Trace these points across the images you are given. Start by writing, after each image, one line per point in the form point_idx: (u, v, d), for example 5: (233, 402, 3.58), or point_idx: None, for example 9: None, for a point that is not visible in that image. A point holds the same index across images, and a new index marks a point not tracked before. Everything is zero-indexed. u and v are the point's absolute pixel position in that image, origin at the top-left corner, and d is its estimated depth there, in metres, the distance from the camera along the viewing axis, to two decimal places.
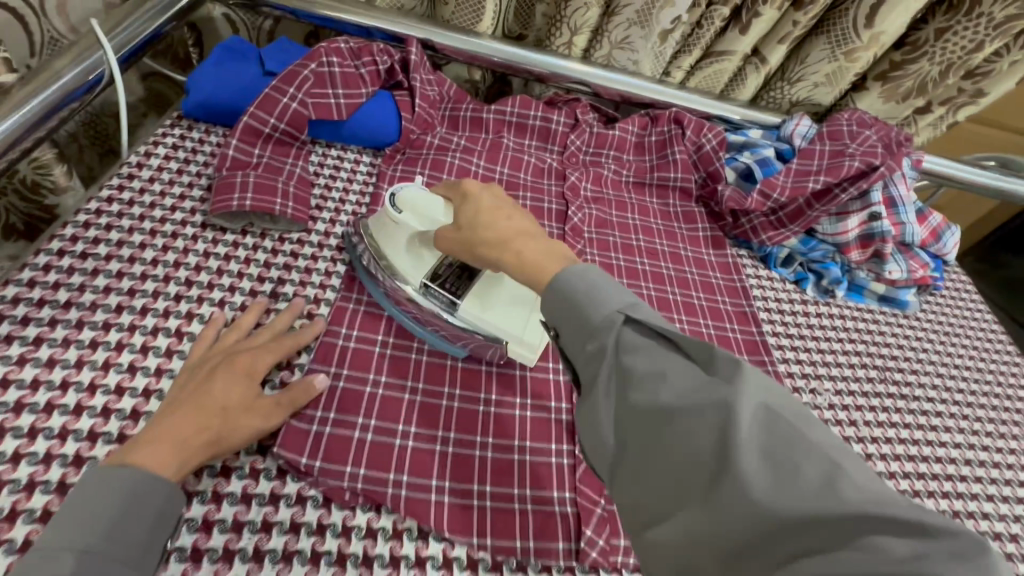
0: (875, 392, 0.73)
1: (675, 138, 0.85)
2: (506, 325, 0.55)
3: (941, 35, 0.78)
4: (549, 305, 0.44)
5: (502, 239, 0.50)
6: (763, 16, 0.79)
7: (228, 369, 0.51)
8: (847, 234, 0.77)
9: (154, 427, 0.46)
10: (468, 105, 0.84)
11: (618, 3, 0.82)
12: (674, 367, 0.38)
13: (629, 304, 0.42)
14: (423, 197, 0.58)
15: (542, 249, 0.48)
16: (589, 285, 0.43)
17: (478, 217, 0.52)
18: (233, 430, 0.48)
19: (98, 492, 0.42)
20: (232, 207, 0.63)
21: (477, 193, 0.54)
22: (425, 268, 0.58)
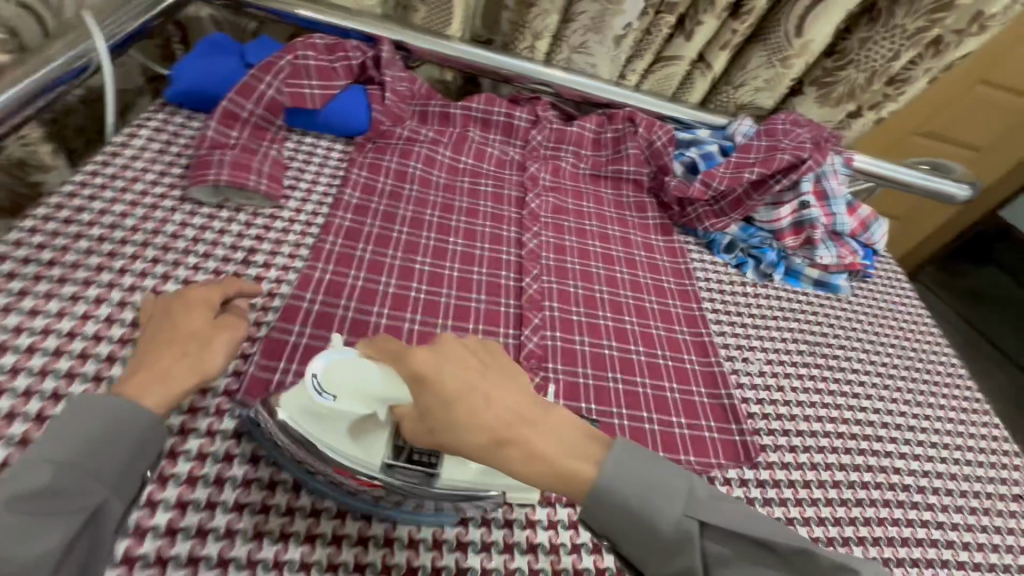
0: (802, 362, 0.79)
1: (628, 135, 0.93)
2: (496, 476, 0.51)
3: (864, 44, 0.87)
4: (607, 525, 0.45)
5: (499, 439, 0.43)
6: (705, 24, 0.87)
7: (184, 303, 0.54)
8: (781, 221, 0.84)
9: (133, 371, 0.49)
10: (437, 101, 0.91)
11: (575, 10, 0.90)
12: (763, 572, 0.43)
13: (685, 507, 0.45)
14: (356, 366, 0.48)
15: (549, 436, 0.44)
16: (644, 489, 0.44)
17: (456, 411, 0.43)
18: (209, 351, 0.52)
19: (82, 420, 0.44)
20: (209, 180, 0.68)
21: (436, 373, 0.44)
22: (383, 447, 0.50)
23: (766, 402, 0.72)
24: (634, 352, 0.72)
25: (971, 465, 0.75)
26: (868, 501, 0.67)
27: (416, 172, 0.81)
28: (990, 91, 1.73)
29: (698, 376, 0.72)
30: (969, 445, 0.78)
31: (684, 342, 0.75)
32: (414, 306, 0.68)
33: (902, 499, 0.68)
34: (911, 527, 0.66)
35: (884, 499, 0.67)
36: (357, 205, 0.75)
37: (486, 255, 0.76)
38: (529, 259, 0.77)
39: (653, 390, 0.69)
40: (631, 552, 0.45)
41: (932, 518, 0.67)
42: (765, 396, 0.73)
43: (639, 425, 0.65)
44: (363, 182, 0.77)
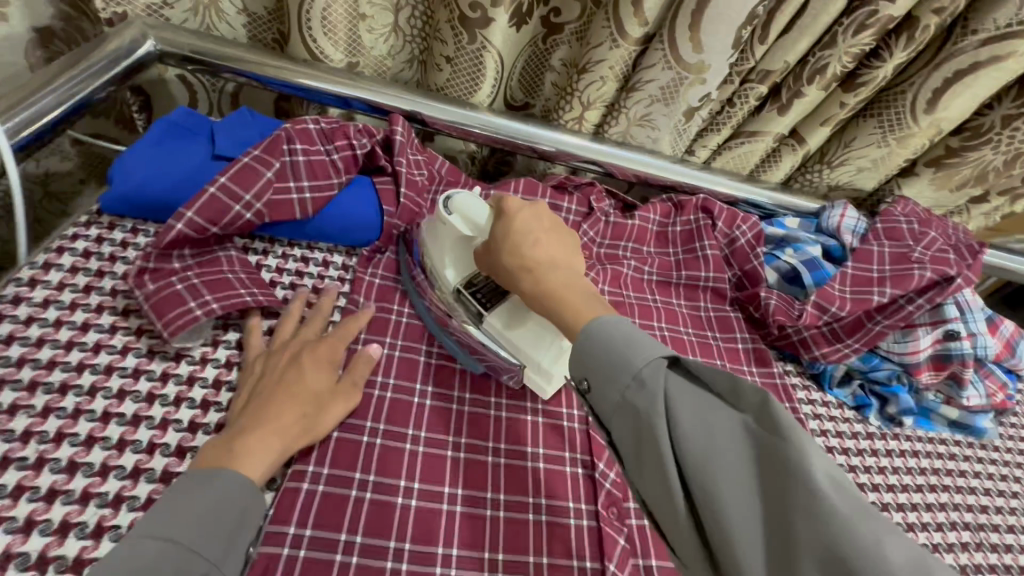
0: (973, 565, 0.60)
1: (703, 230, 0.73)
2: (530, 355, 0.53)
3: (1008, 122, 0.68)
4: (583, 360, 0.41)
5: (525, 265, 0.48)
6: (806, 97, 0.68)
7: (313, 357, 0.52)
8: (919, 354, 0.64)
9: (250, 415, 0.47)
10: (463, 187, 0.71)
11: (640, 78, 0.71)
12: (721, 418, 0.37)
13: (662, 347, 0.40)
14: (476, 202, 0.54)
15: (566, 279, 0.47)
16: (626, 335, 0.41)
17: (510, 238, 0.49)
18: (322, 414, 0.50)
19: (196, 492, 0.41)
20: (196, 318, 0.51)
21: (519, 212, 0.51)
22: (462, 273, 0.56)
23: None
24: None
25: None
26: None
27: None
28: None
29: None
30: None
31: None
32: (448, 534, 0.49)
33: None
34: None
35: None
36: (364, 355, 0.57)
37: (540, 422, 0.57)
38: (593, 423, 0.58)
39: None
40: (598, 394, 0.41)
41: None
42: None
43: None
44: (381, 320, 0.60)
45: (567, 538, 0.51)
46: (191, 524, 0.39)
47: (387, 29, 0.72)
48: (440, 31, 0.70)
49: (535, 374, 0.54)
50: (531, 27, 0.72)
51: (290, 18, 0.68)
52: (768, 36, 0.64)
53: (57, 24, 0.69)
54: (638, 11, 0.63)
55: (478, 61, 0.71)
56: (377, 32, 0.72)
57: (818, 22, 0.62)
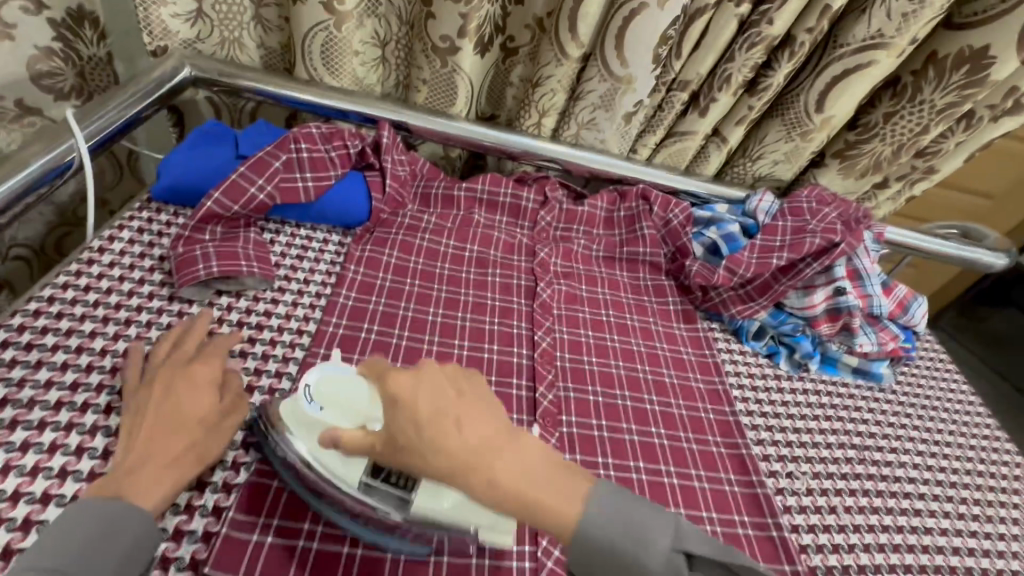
0: (853, 474, 0.71)
1: (642, 214, 0.87)
2: (473, 521, 0.46)
3: (890, 119, 0.82)
4: (593, 560, 0.42)
5: (465, 468, 0.40)
6: (719, 101, 0.83)
7: (190, 381, 0.54)
8: (815, 308, 0.77)
9: (128, 462, 0.47)
10: (440, 182, 0.86)
11: (583, 89, 0.86)
12: None
13: (670, 532, 0.43)
14: (348, 382, 0.52)
15: (514, 466, 0.41)
16: (626, 517, 0.42)
17: (432, 434, 0.40)
18: (213, 438, 0.52)
19: (85, 523, 0.42)
20: (199, 277, 0.63)
21: (420, 386, 0.42)
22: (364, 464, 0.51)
23: (824, 528, 0.64)
24: (664, 475, 0.64)
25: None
26: None
27: (417, 267, 0.76)
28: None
29: (739, 499, 0.64)
30: None
31: (719, 456, 0.67)
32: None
33: None
34: None
35: None
36: (353, 308, 0.69)
37: (495, 357, 0.70)
38: (544, 363, 0.70)
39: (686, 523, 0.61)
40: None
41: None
42: (818, 521, 0.65)
43: None
44: (359, 281, 0.72)
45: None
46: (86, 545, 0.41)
47: (375, 60, 0.91)
48: (418, 59, 0.87)
49: (490, 535, 0.47)
50: (493, 54, 0.89)
51: (296, 50, 0.86)
52: (681, 52, 0.79)
53: (57, 45, 0.79)
54: (575, 36, 0.78)
55: (451, 80, 0.87)
56: (368, 63, 0.90)
57: (719, 40, 0.77)
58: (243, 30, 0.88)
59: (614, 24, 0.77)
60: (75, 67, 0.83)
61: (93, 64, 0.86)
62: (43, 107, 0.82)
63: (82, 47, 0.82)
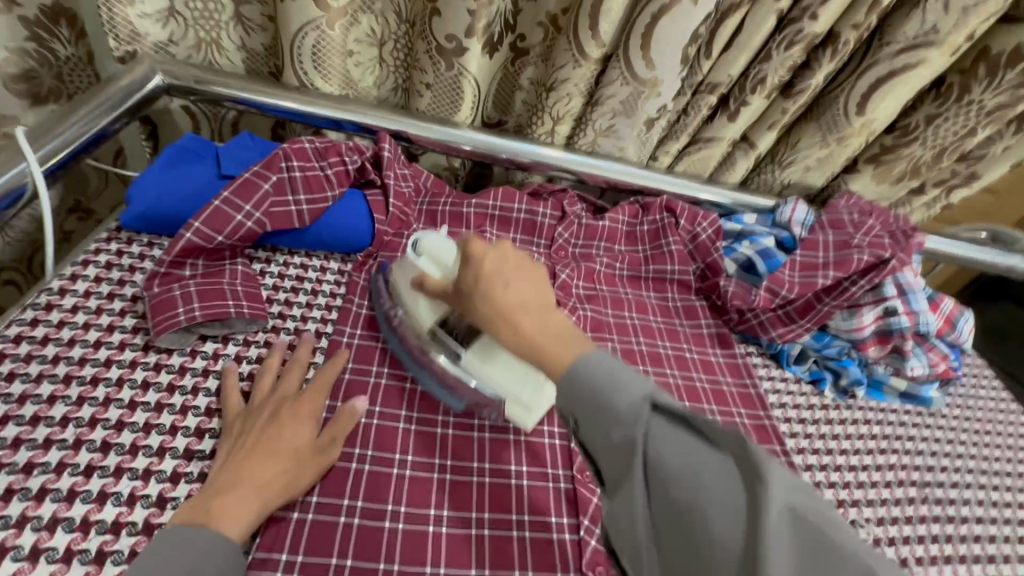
0: (919, 517, 0.65)
1: (668, 228, 0.80)
2: (505, 389, 0.57)
3: (932, 121, 0.75)
4: (570, 400, 0.41)
5: (500, 312, 0.46)
6: (751, 105, 0.76)
7: (291, 412, 0.52)
8: (863, 330, 0.71)
9: (221, 482, 0.47)
10: (448, 199, 0.79)
11: (602, 94, 0.79)
12: (704, 462, 0.36)
13: (650, 388, 0.40)
14: (449, 244, 0.58)
15: (539, 323, 0.46)
16: (611, 371, 0.41)
17: (483, 284, 0.48)
18: (302, 473, 0.50)
19: (173, 554, 0.42)
20: (179, 323, 0.55)
21: (489, 252, 0.50)
22: (436, 314, 0.58)
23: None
24: None
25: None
26: None
27: None
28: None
29: None
30: None
31: None
32: (440, 499, 0.54)
33: None
34: None
35: None
36: (360, 347, 0.62)
37: None
38: None
39: None
40: (586, 433, 0.40)
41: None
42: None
43: None
44: (368, 317, 0.64)
45: (546, 496, 0.56)
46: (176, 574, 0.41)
47: (372, 62, 0.82)
48: (420, 61, 0.79)
49: (514, 408, 0.58)
50: (501, 55, 0.81)
51: (283, 53, 0.77)
52: (712, 51, 0.72)
53: (32, 45, 0.72)
54: (595, 35, 0.71)
55: (457, 85, 0.79)
56: (363, 65, 0.82)
57: (754, 39, 0.70)
58: (222, 30, 0.79)
59: (639, 22, 0.69)
60: (52, 69, 0.75)
61: (71, 65, 0.77)
62: (18, 115, 0.75)
63: (59, 47, 0.74)
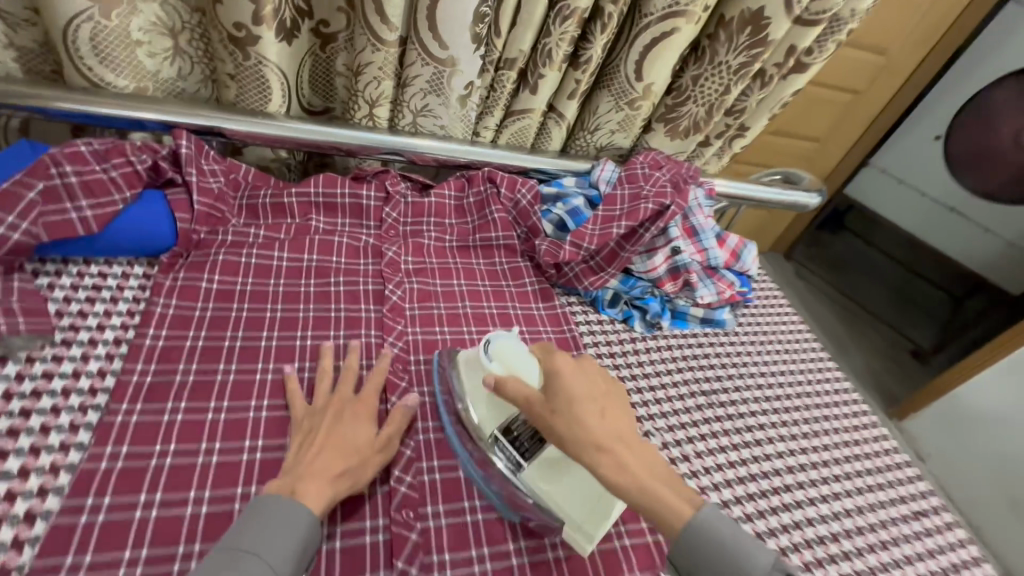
0: (703, 419, 0.77)
1: (491, 198, 0.86)
2: (565, 510, 0.56)
3: (697, 81, 0.87)
4: (695, 558, 0.49)
5: (598, 444, 0.51)
6: (547, 77, 0.84)
7: (355, 413, 0.58)
8: (657, 270, 0.82)
9: (302, 467, 0.52)
10: (267, 190, 0.78)
11: (408, 75, 0.82)
12: None
13: (776, 558, 0.50)
14: (522, 351, 0.61)
15: (639, 460, 0.52)
16: (734, 534, 0.50)
17: (579, 411, 0.53)
18: (365, 468, 0.55)
19: (271, 519, 0.47)
20: None
21: (580, 374, 0.56)
22: (501, 420, 0.59)
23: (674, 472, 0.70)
24: None
25: (879, 498, 0.77)
26: (780, 551, 0.67)
27: (244, 290, 0.68)
28: (843, 95, 1.77)
29: None
30: (871, 470, 0.81)
31: None
32: (246, 475, 0.53)
33: (810, 538, 0.70)
34: (823, 568, 0.67)
35: (793, 542, 0.68)
36: (164, 348, 0.60)
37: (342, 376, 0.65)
38: (395, 370, 0.67)
39: None
40: None
41: (854, 574, 0.68)
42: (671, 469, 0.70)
43: (541, 557, 0.58)
44: (175, 316, 0.63)
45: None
46: (258, 543, 0.45)
47: (168, 52, 0.78)
48: (216, 51, 0.76)
49: (575, 532, 0.56)
50: (304, 40, 0.81)
51: (58, 50, 0.70)
52: (500, 29, 0.78)
53: None
54: (384, 19, 0.73)
55: (260, 75, 0.78)
56: (158, 56, 0.78)
57: (534, 16, 0.77)
58: None
59: (422, 2, 0.73)
60: None
61: None
62: None
63: None
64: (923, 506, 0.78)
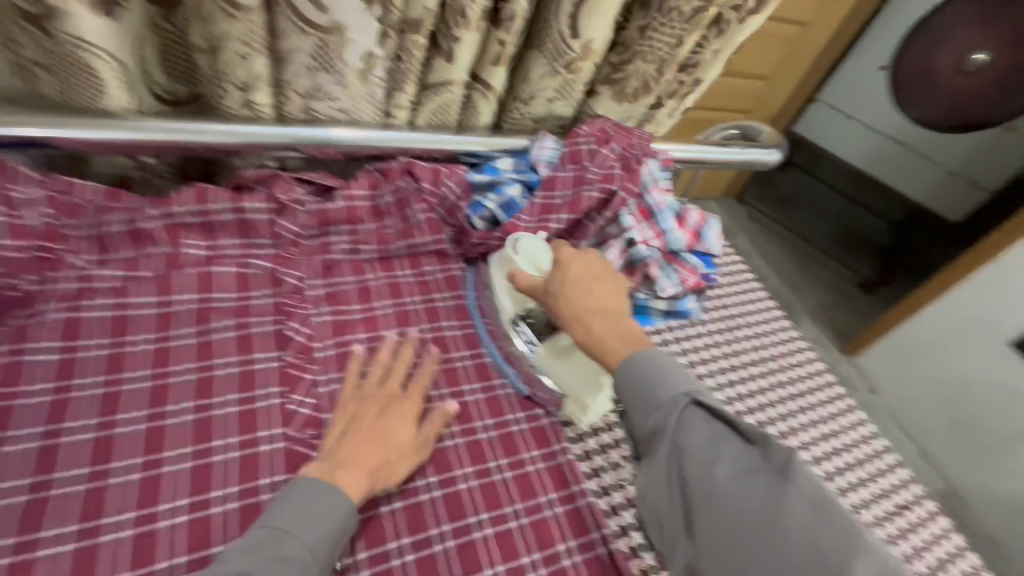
0: None
1: (411, 195, 0.71)
2: (569, 386, 0.63)
3: (644, 33, 0.74)
4: (629, 391, 0.50)
5: (579, 316, 0.55)
6: (463, 41, 0.68)
7: (400, 410, 0.55)
8: (612, 266, 0.72)
9: (342, 457, 0.50)
10: (118, 214, 0.59)
11: (284, 47, 0.64)
12: (721, 444, 0.46)
13: (688, 384, 0.50)
14: (544, 246, 0.65)
15: (610, 330, 0.55)
16: (659, 369, 0.51)
17: (566, 285, 0.57)
18: (401, 463, 0.53)
19: (310, 496, 0.46)
20: None
21: (580, 260, 0.60)
22: (519, 305, 0.67)
23: None
24: (474, 528, 0.54)
25: (862, 497, 0.72)
26: None
27: (94, 357, 0.54)
28: (793, 29, 1.66)
29: (564, 522, 0.57)
30: (850, 464, 0.75)
31: (537, 476, 0.59)
32: None
33: None
34: None
35: None
36: None
37: (234, 458, 0.51)
38: (303, 435, 0.54)
39: None
40: (632, 417, 0.50)
41: None
42: None
43: None
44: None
45: None
46: (292, 524, 0.44)
47: None
48: (12, 31, 0.57)
49: (577, 407, 0.63)
50: (137, 8, 0.61)
51: None
52: None
53: None
54: None
55: (84, 63, 0.59)
56: None
57: None
58: None
59: None
60: None
61: None
62: None
63: None
64: (908, 498, 0.74)
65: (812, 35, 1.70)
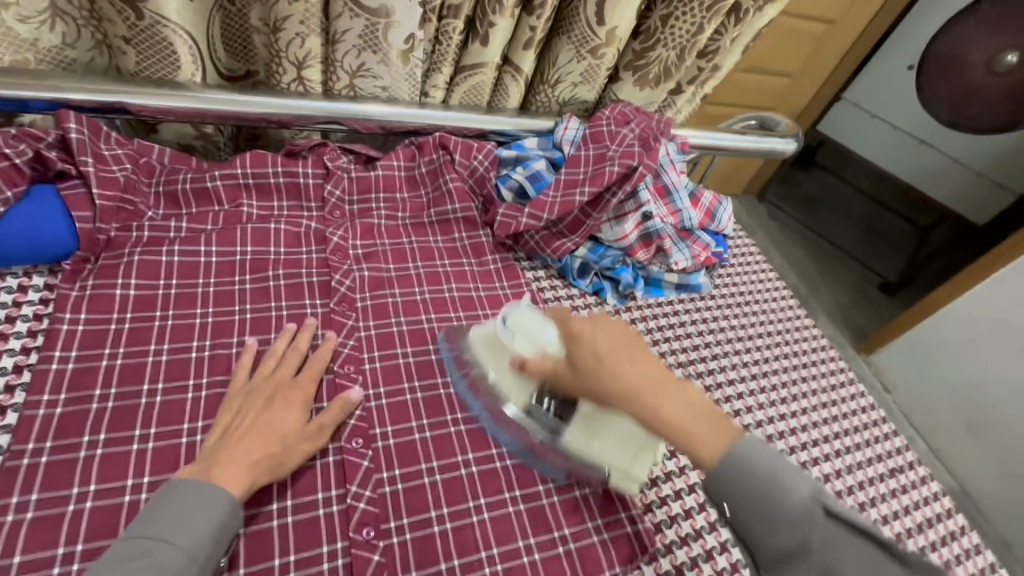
0: None
1: (444, 166, 0.78)
2: (612, 461, 0.58)
3: (666, 21, 0.78)
4: (737, 491, 0.45)
5: (638, 394, 0.49)
6: (498, 25, 0.74)
7: (287, 399, 0.55)
8: (628, 237, 0.77)
9: (223, 455, 0.49)
10: (185, 174, 0.68)
11: (337, 29, 0.71)
12: (867, 561, 0.41)
13: (811, 487, 0.45)
14: (540, 320, 0.60)
15: (677, 405, 0.49)
16: (773, 468, 0.46)
17: (603, 363, 0.51)
18: (292, 455, 0.52)
19: (184, 502, 0.45)
20: None
21: (604, 326, 0.53)
22: (525, 394, 0.60)
23: None
24: (495, 458, 0.60)
25: (856, 460, 0.77)
26: None
27: (167, 295, 0.61)
28: (820, 26, 1.67)
29: None
30: (847, 430, 0.80)
31: None
32: None
33: None
34: None
35: None
36: (77, 371, 0.53)
37: None
38: (344, 371, 0.61)
39: (525, 504, 0.58)
40: (751, 528, 0.45)
41: None
42: None
43: (516, 563, 0.55)
44: (88, 333, 0.55)
45: (310, 476, 0.54)
46: (169, 530, 0.44)
47: (44, 15, 0.64)
48: (101, 9, 0.64)
49: (624, 480, 0.59)
50: None
51: None
52: None
53: None
54: None
55: (161, 37, 0.66)
56: (34, 20, 0.64)
57: None
58: None
59: None
60: None
61: None
62: None
63: None
64: (899, 463, 0.79)
65: (839, 32, 1.71)
